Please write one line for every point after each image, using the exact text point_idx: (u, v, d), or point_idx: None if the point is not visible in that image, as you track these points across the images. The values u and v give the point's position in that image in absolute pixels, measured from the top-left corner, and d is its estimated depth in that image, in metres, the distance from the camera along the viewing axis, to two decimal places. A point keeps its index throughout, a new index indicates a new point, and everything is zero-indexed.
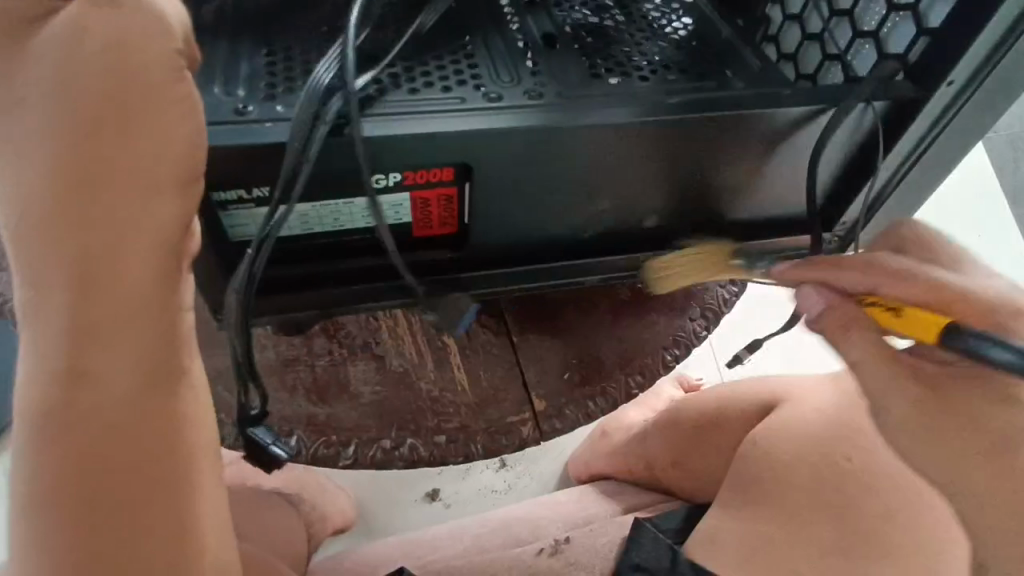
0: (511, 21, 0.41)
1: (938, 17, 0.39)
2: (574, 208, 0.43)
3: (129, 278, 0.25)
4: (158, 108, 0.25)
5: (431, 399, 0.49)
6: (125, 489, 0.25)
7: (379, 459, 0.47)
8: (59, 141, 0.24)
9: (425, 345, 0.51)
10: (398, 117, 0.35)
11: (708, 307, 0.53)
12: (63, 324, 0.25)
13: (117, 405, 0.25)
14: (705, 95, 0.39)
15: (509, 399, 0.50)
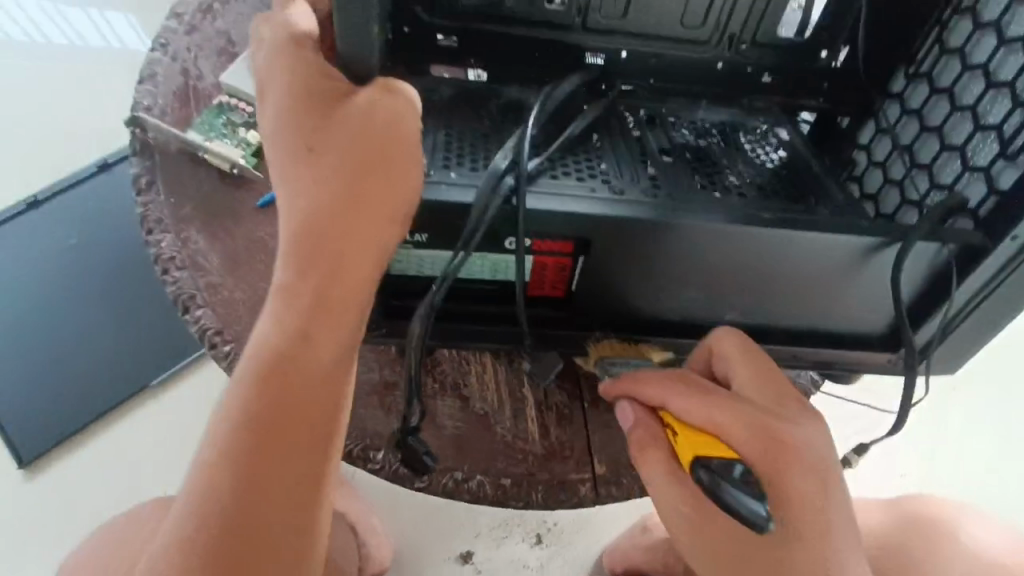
0: (635, 132, 0.50)
1: (1008, 181, 0.45)
2: (666, 292, 0.49)
3: (351, 284, 0.37)
4: (402, 176, 0.38)
5: (504, 443, 0.55)
6: (307, 422, 0.37)
7: (450, 487, 0.52)
8: (344, 181, 0.37)
9: (507, 394, 0.56)
10: (542, 195, 0.44)
11: None
12: (307, 300, 0.37)
13: (319, 364, 0.37)
14: (794, 216, 0.46)
15: (572, 457, 0.55)
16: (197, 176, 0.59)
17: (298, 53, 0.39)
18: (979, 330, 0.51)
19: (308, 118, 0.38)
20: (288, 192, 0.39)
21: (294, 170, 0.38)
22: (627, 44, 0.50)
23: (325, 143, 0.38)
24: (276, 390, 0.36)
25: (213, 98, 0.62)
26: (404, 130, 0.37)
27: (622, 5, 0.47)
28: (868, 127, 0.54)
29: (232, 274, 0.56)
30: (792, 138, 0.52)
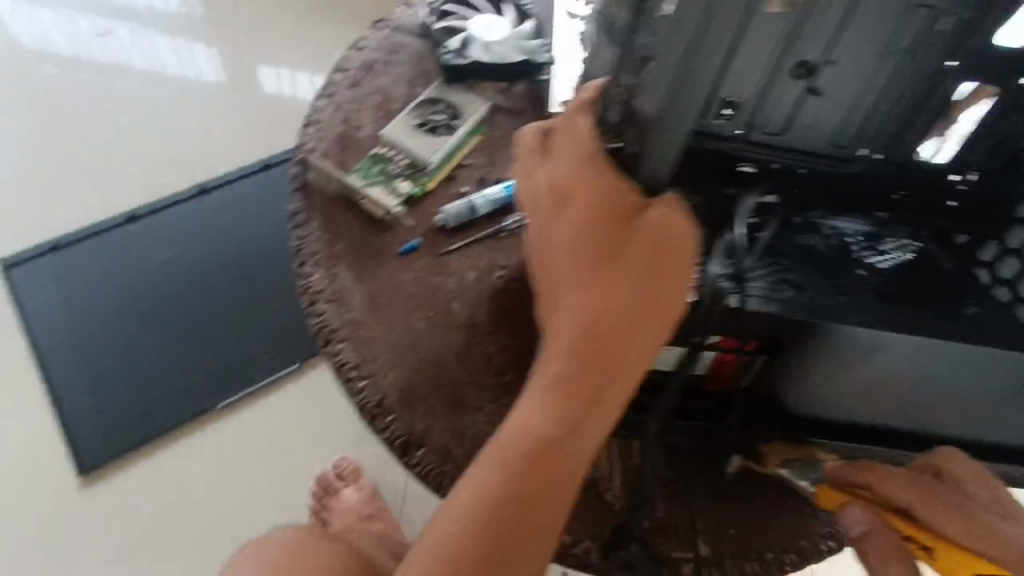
0: (804, 236, 0.55)
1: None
2: (824, 390, 0.51)
3: (626, 338, 0.43)
4: (664, 256, 0.43)
5: (615, 509, 0.57)
6: (551, 456, 0.42)
7: (559, 549, 0.55)
8: (609, 248, 0.44)
9: (616, 461, 0.58)
10: (749, 296, 0.45)
11: None
12: (572, 344, 0.43)
13: (569, 402, 0.42)
14: (983, 323, 0.47)
15: (678, 534, 0.57)
16: (350, 217, 0.62)
17: (593, 177, 0.45)
18: None
19: (596, 230, 0.44)
20: (564, 247, 0.45)
21: (572, 270, 0.44)
22: (782, 155, 0.55)
23: (608, 253, 0.43)
24: (554, 440, 0.42)
25: (372, 146, 0.66)
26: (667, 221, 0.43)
27: (786, 121, 0.52)
28: (989, 247, 0.57)
29: (374, 314, 0.59)
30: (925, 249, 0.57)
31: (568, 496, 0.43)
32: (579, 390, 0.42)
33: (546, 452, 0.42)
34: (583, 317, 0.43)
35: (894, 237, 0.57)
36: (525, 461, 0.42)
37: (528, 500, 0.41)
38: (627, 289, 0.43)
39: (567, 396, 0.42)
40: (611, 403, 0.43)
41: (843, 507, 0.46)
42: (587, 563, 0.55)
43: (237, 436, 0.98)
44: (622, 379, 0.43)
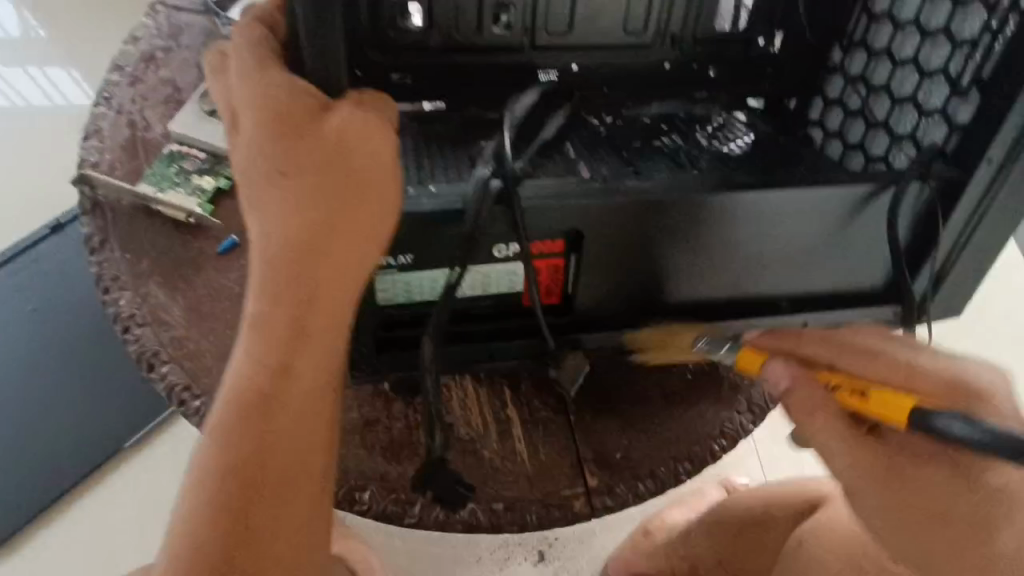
0: (601, 130, 0.51)
1: (964, 116, 0.46)
2: (658, 279, 0.49)
3: (335, 265, 0.37)
4: (366, 160, 0.36)
5: (493, 466, 0.54)
6: (268, 415, 0.36)
7: (441, 519, 0.52)
8: (298, 157, 0.36)
9: (490, 416, 0.56)
10: (534, 194, 0.43)
11: (756, 403, 0.58)
12: (273, 280, 0.36)
13: (278, 348, 0.36)
14: (783, 174, 0.46)
15: (565, 472, 0.54)
16: (152, 228, 0.57)
17: (267, 73, 0.36)
18: (975, 266, 0.52)
19: (280, 136, 0.36)
20: (247, 162, 0.37)
21: (261, 190, 0.37)
22: (575, 56, 0.49)
23: (295, 160, 0.36)
24: (266, 397, 0.36)
25: (164, 146, 0.61)
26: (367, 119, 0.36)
27: (566, 20, 0.47)
28: (815, 104, 0.53)
29: (198, 325, 0.54)
30: (752, 120, 0.53)
31: (296, 455, 0.37)
32: (286, 331, 0.37)
33: (263, 410, 0.36)
34: (277, 245, 0.36)
35: (723, 122, 0.53)
36: (236, 422, 0.36)
37: (256, 469, 0.36)
38: (320, 203, 0.36)
39: (275, 340, 0.37)
40: (329, 345, 0.38)
41: (765, 364, 0.43)
42: (466, 528, 0.52)
43: (151, 475, 0.94)
44: (335, 313, 0.37)
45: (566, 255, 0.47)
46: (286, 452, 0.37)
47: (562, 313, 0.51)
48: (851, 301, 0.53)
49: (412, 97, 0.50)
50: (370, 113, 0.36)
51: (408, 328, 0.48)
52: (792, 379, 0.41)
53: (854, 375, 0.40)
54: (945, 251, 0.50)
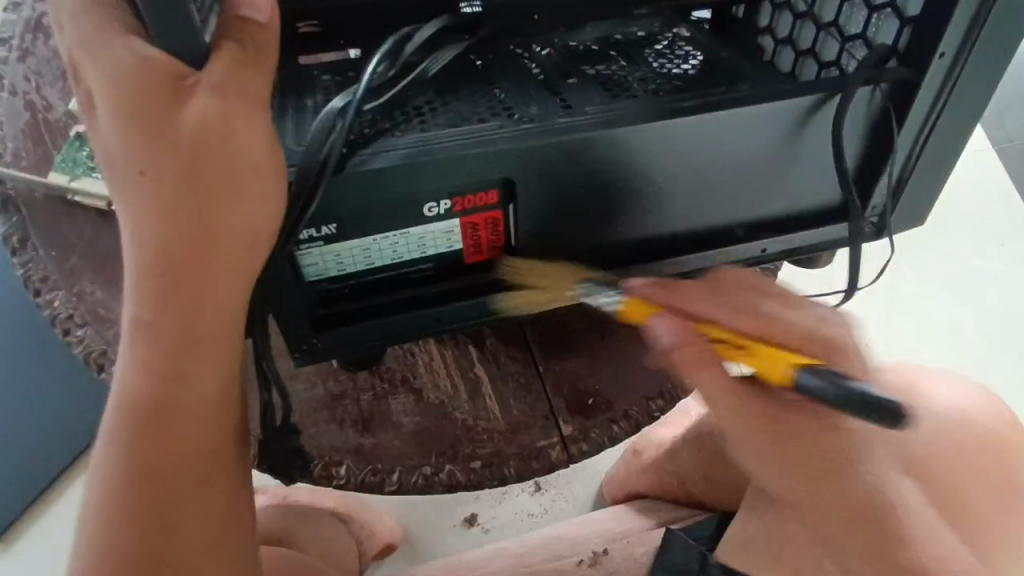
0: (528, 63, 0.47)
1: (915, 7, 0.43)
2: (607, 217, 0.48)
3: (223, 250, 0.36)
4: (237, 140, 0.34)
5: (466, 427, 0.54)
6: (170, 404, 0.37)
7: (420, 484, 0.52)
8: (166, 136, 0.33)
9: (459, 376, 0.55)
10: (447, 140, 0.41)
11: None
12: (159, 270, 0.35)
13: (171, 339, 0.37)
14: (718, 96, 0.43)
15: (538, 424, 0.54)
16: (74, 219, 0.54)
17: (113, 50, 0.33)
18: (934, 170, 0.50)
19: (140, 116, 0.33)
20: (111, 144, 0.34)
21: (132, 174, 0.34)
22: None
23: (157, 147, 0.34)
24: (164, 386, 0.37)
25: (71, 128, 0.56)
26: (237, 90, 0.34)
27: None
28: (764, 10, 0.50)
29: None
30: (695, 35, 0.49)
31: (200, 439, 0.38)
32: (172, 332, 0.37)
33: (153, 415, 0.37)
34: (150, 242, 0.35)
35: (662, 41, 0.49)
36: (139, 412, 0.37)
37: (147, 469, 0.37)
38: (195, 188, 0.34)
39: (161, 340, 0.37)
40: (223, 331, 0.38)
41: (649, 319, 0.42)
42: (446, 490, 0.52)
43: None
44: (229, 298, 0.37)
45: (503, 207, 0.46)
46: (190, 433, 0.38)
47: (509, 268, 0.49)
48: (807, 222, 0.52)
49: (333, 45, 0.47)
50: (231, 93, 0.34)
51: (347, 300, 0.48)
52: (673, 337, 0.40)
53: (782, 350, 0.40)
54: (904, 154, 0.48)
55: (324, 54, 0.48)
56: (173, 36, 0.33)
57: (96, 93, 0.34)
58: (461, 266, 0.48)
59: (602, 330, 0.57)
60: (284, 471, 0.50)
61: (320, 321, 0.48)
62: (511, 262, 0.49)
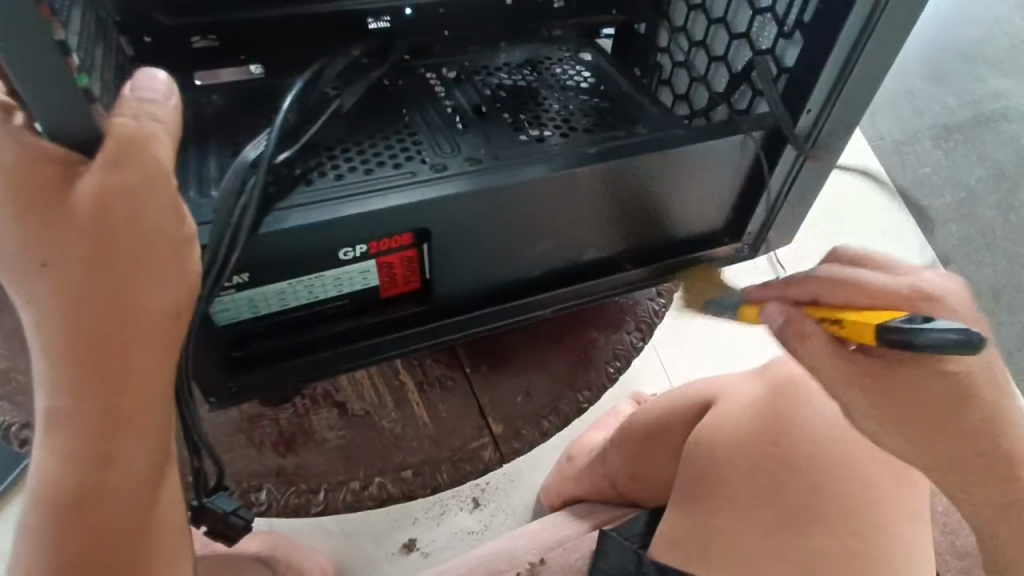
0: (437, 88, 0.47)
1: (791, 58, 0.45)
2: (522, 250, 0.45)
3: (141, 343, 0.26)
4: (147, 215, 0.25)
5: (394, 436, 0.52)
6: (83, 554, 0.26)
7: (350, 500, 0.49)
8: (53, 214, 0.24)
9: (384, 386, 0.54)
10: (338, 197, 0.37)
11: (641, 322, 0.59)
12: (62, 381, 0.26)
13: (77, 469, 0.26)
14: (617, 143, 0.44)
15: (466, 427, 0.53)
16: None
17: None
18: (801, 200, 0.52)
19: (18, 188, 0.24)
20: None
21: (14, 263, 0.25)
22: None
23: (45, 230, 0.24)
24: (69, 536, 0.26)
25: None
26: (146, 158, 0.25)
27: None
28: (663, 32, 0.54)
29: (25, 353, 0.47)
30: (597, 59, 0.52)
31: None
32: (94, 420, 0.26)
33: (64, 528, 0.26)
34: (52, 333, 0.25)
35: (563, 56, 0.52)
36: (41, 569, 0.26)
37: None
38: (92, 275, 0.25)
39: (76, 438, 0.26)
40: (147, 447, 0.27)
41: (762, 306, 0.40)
42: (374, 505, 0.50)
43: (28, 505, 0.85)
44: (153, 407, 0.27)
45: (419, 246, 0.42)
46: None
47: (425, 301, 0.46)
48: (703, 246, 0.53)
49: (230, 60, 0.46)
50: (136, 162, 0.24)
51: (266, 341, 0.42)
52: (786, 318, 0.38)
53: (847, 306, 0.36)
54: (776, 187, 0.50)
55: (222, 71, 0.46)
56: (51, 101, 0.25)
57: None
58: (374, 304, 0.44)
59: (526, 331, 0.57)
60: (231, 533, 0.37)
61: (237, 366, 0.42)
62: (426, 296, 0.46)
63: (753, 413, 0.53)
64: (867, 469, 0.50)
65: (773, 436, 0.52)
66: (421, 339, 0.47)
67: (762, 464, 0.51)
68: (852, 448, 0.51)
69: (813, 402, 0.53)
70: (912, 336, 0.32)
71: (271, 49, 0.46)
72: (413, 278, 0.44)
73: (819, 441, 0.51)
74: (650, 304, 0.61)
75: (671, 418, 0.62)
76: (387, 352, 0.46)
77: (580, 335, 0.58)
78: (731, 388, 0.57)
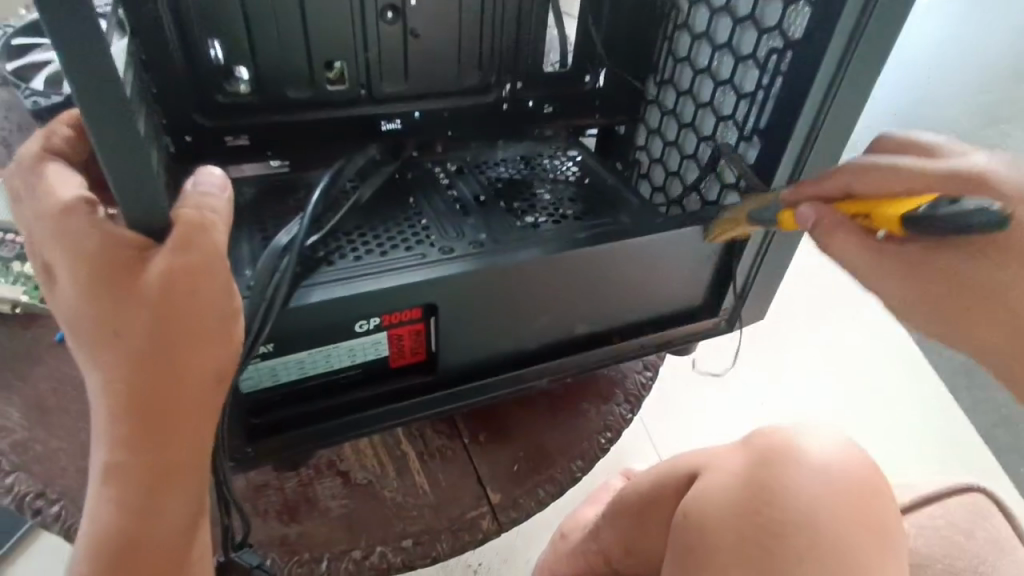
0: (442, 180, 0.53)
1: (752, 157, 0.51)
2: (519, 324, 0.50)
3: (189, 404, 0.30)
4: (203, 295, 0.29)
5: (395, 505, 0.54)
6: None
7: (351, 570, 0.50)
8: (125, 294, 0.28)
9: (386, 456, 0.56)
10: (356, 276, 0.42)
11: (630, 393, 0.63)
12: (118, 440, 0.29)
13: (126, 519, 0.29)
14: (603, 229, 0.49)
15: (465, 496, 0.55)
16: None
17: (71, 215, 0.28)
18: (770, 282, 0.57)
19: (99, 271, 0.28)
20: (65, 300, 0.29)
21: (89, 334, 0.29)
22: (416, 105, 0.54)
23: (119, 306, 0.28)
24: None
25: None
26: (207, 246, 0.29)
27: (402, 71, 0.52)
28: (641, 132, 0.61)
29: (42, 423, 0.49)
30: (583, 155, 0.59)
31: None
32: (142, 474, 0.29)
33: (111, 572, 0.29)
34: (114, 396, 0.29)
35: (554, 152, 0.59)
36: None
37: None
38: (154, 346, 0.29)
39: (130, 490, 0.29)
40: (187, 498, 0.31)
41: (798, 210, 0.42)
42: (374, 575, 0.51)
43: None
44: (194, 463, 0.30)
45: (427, 319, 0.46)
46: None
47: (429, 372, 0.49)
48: (682, 322, 0.58)
49: (259, 156, 0.52)
50: (199, 249, 0.29)
51: (282, 409, 0.45)
52: (818, 216, 0.41)
53: (869, 198, 0.40)
54: (747, 266, 0.54)
55: (246, 165, 0.52)
56: (134, 186, 0.30)
57: (54, 256, 0.29)
58: (383, 374, 0.48)
59: (521, 402, 0.60)
60: None
61: (254, 433, 0.45)
62: (432, 366, 0.49)
63: (739, 482, 0.56)
64: (846, 538, 0.52)
65: (758, 504, 0.54)
66: (425, 407, 0.50)
67: (747, 532, 0.53)
68: (832, 516, 0.53)
69: (795, 470, 0.56)
70: (937, 217, 0.35)
71: (296, 146, 0.52)
72: (420, 349, 0.48)
73: (801, 509, 0.53)
74: (638, 376, 0.64)
75: (662, 489, 0.64)
76: (394, 420, 0.49)
77: (573, 406, 0.61)
78: (718, 458, 0.60)
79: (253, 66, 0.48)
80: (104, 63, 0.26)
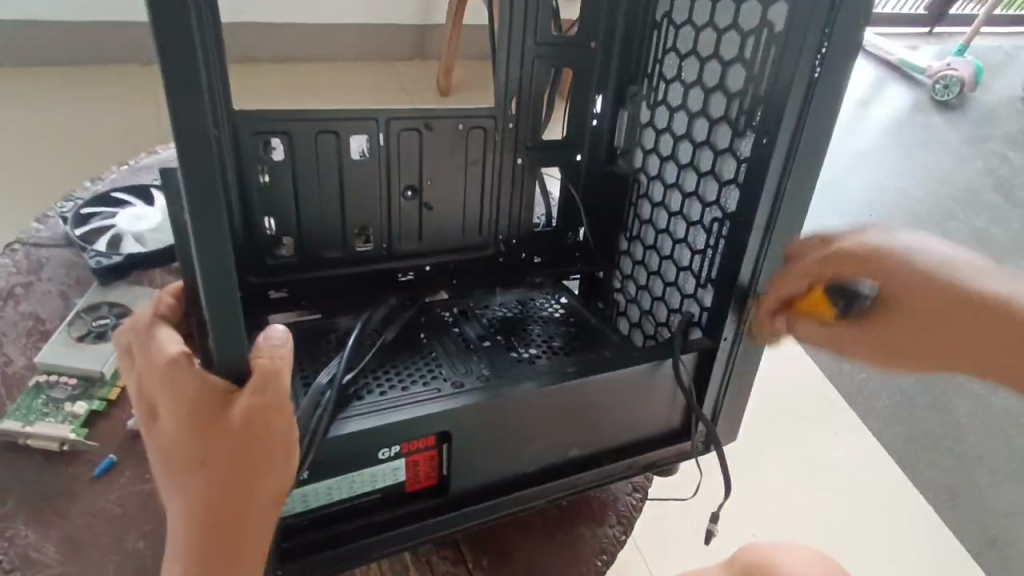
0: (451, 323, 0.62)
1: (708, 300, 0.60)
2: (519, 449, 0.56)
3: (252, 524, 0.37)
4: (270, 437, 0.36)
5: None
6: None
7: None
8: (211, 435, 0.35)
9: None
10: (380, 408, 0.49)
11: (622, 516, 0.67)
12: (195, 553, 0.36)
13: None
14: (588, 362, 0.58)
15: None
16: (21, 463, 0.57)
17: (177, 367, 0.36)
18: (736, 406, 0.65)
19: (192, 416, 0.35)
20: (165, 435, 0.36)
21: (180, 464, 0.36)
22: (427, 260, 0.65)
23: (205, 444, 0.35)
24: None
25: (29, 379, 0.62)
26: (276, 395, 0.35)
27: (416, 234, 0.64)
28: (617, 277, 0.72)
29: (76, 556, 0.52)
30: (569, 299, 0.69)
31: None
32: None
33: None
34: (194, 517, 0.36)
35: (544, 296, 0.69)
36: None
37: None
38: (229, 477, 0.35)
39: None
40: None
41: None
42: None
43: None
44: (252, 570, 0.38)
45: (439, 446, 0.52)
46: None
47: (440, 495, 0.55)
48: (663, 444, 0.64)
49: (294, 306, 0.61)
50: (270, 398, 0.35)
51: (307, 532, 0.50)
52: None
53: None
54: (714, 391, 0.62)
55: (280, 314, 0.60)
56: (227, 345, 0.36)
57: (162, 399, 0.36)
58: (399, 498, 0.53)
59: (521, 525, 0.65)
60: None
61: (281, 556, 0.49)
62: (442, 489, 0.55)
63: None
64: None
65: None
66: (435, 529, 0.54)
67: None
68: None
69: None
70: None
71: (327, 296, 0.62)
72: (432, 474, 0.54)
73: None
74: (628, 498, 0.69)
75: None
76: (407, 543, 0.53)
77: (570, 528, 0.65)
78: None
79: (297, 234, 0.59)
80: (215, 240, 0.34)
